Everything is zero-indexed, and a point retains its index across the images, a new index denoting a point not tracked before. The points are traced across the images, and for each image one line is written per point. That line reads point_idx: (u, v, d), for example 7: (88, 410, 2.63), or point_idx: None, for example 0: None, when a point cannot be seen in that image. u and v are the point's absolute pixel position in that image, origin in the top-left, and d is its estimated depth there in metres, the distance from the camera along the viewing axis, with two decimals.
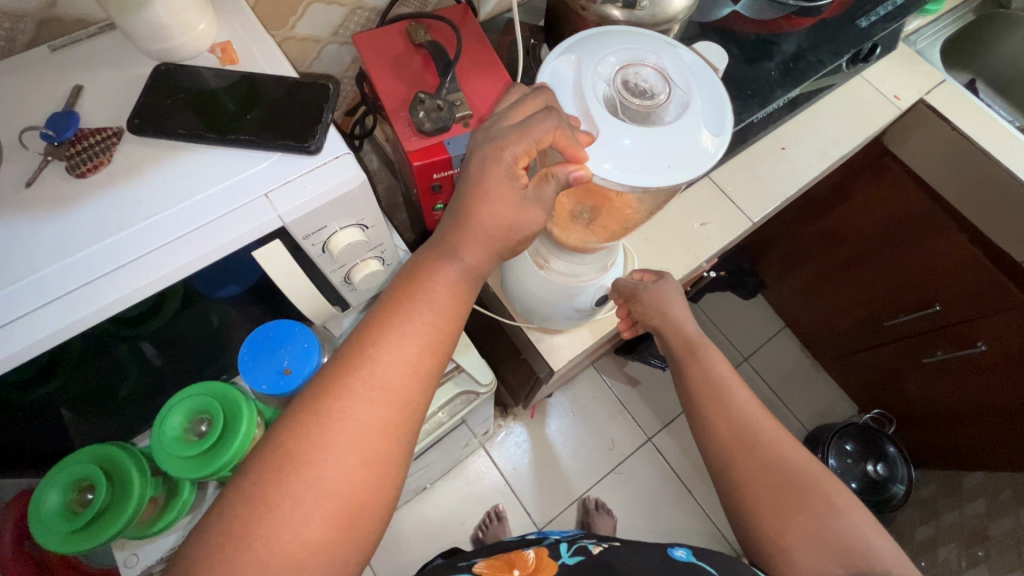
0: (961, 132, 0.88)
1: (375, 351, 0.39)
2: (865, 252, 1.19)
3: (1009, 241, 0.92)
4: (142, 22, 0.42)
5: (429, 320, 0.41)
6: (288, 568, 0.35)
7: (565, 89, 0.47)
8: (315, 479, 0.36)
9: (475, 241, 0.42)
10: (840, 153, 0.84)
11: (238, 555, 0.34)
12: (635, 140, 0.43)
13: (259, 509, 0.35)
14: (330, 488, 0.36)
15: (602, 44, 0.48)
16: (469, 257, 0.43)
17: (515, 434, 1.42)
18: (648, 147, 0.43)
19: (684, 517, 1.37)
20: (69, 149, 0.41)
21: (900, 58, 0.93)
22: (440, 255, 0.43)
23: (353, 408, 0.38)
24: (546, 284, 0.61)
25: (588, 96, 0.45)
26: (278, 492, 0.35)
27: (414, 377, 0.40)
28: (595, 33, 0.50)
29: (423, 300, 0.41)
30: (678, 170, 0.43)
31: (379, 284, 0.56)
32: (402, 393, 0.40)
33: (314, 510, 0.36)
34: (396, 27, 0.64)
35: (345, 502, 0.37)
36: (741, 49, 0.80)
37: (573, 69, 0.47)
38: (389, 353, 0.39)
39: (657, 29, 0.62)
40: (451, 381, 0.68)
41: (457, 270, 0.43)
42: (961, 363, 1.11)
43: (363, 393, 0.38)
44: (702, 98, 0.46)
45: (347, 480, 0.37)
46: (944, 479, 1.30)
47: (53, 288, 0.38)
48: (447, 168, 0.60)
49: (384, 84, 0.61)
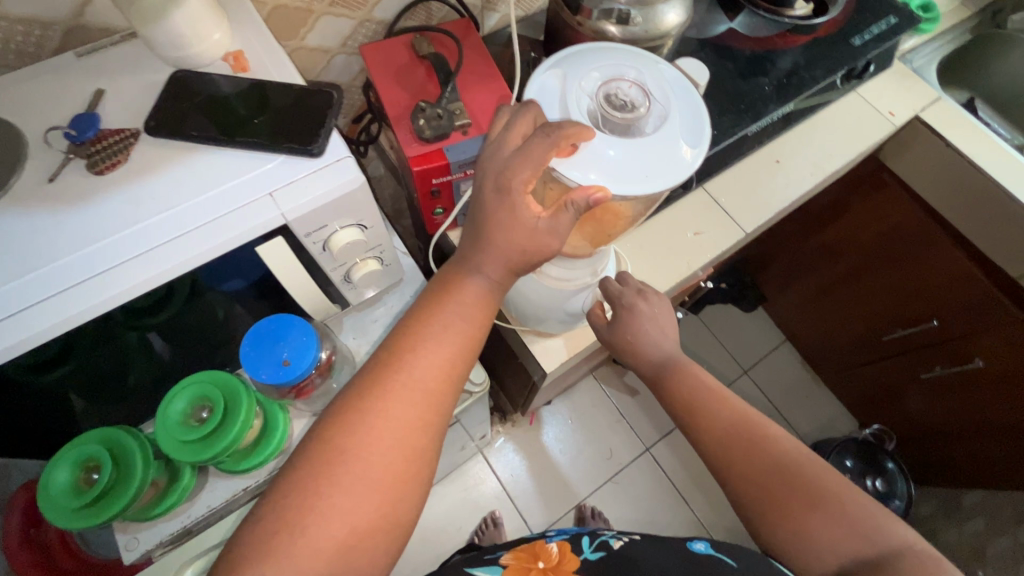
0: (955, 149, 0.89)
1: (409, 359, 0.42)
2: (864, 265, 1.20)
3: (1004, 258, 0.92)
4: (162, 31, 0.46)
5: (458, 330, 0.44)
6: (333, 558, 0.37)
7: (551, 101, 0.49)
8: (357, 475, 0.38)
9: (499, 258, 0.44)
10: (834, 167, 0.86)
11: (283, 549, 0.36)
12: (617, 151, 0.46)
13: (305, 500, 0.37)
14: (370, 486, 0.38)
15: (586, 59, 0.51)
16: (492, 271, 0.45)
17: (513, 440, 1.43)
18: (630, 157, 0.46)
19: (682, 529, 1.37)
20: (90, 147, 0.44)
21: (896, 75, 0.95)
22: (465, 269, 0.45)
23: (392, 411, 0.40)
24: (539, 287, 0.63)
25: (572, 109, 0.47)
26: (320, 486, 0.37)
27: (445, 383, 0.42)
28: (580, 50, 0.52)
29: (452, 308, 0.44)
30: (658, 179, 0.45)
31: (378, 284, 0.59)
32: (435, 397, 0.42)
33: (356, 505, 0.38)
34: (401, 39, 0.67)
35: (386, 499, 0.39)
36: (735, 65, 0.82)
37: (559, 83, 0.50)
38: (422, 358, 0.42)
39: (651, 44, 0.65)
40: None
41: (482, 283, 0.45)
42: (960, 379, 1.11)
43: (399, 397, 0.40)
44: (680, 110, 0.49)
45: (384, 476, 0.39)
46: (944, 497, 1.29)
47: (70, 276, 0.41)
48: (446, 173, 0.62)
49: (388, 93, 0.63)
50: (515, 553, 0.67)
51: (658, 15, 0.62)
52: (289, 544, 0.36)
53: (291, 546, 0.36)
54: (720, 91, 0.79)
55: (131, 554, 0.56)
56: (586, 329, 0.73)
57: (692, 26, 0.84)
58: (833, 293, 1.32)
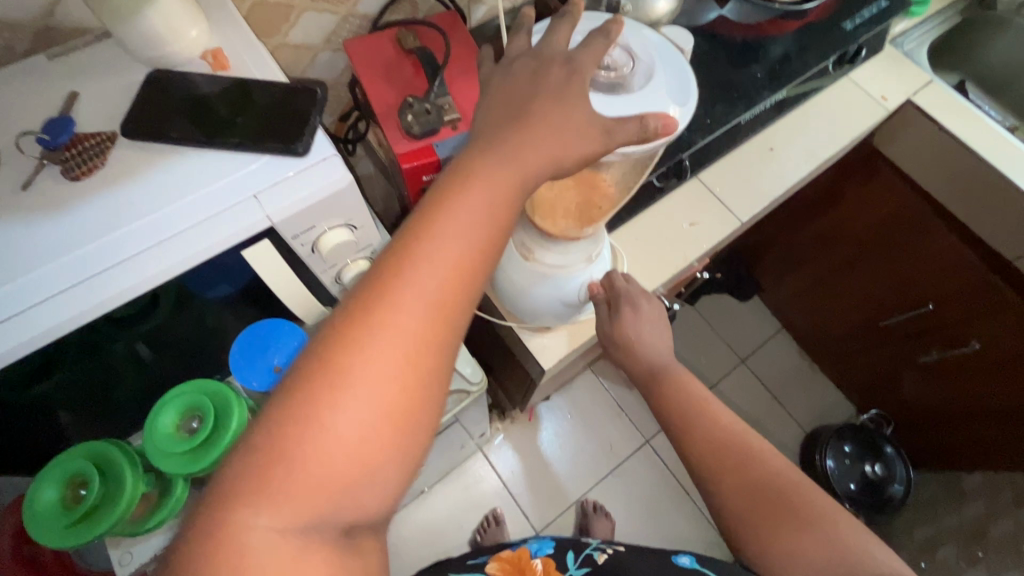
0: (948, 132, 0.89)
1: (425, 246, 0.33)
2: (858, 251, 1.20)
3: (999, 240, 0.92)
4: (136, 30, 0.44)
5: (463, 243, 0.34)
6: (337, 479, 0.30)
7: None
8: (364, 384, 0.31)
9: (527, 138, 0.37)
10: (828, 154, 0.85)
11: (276, 470, 0.29)
12: None
13: (302, 416, 0.30)
14: (382, 398, 0.31)
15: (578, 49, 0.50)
16: (524, 151, 0.36)
17: (512, 438, 1.42)
18: None
19: (683, 520, 1.37)
20: (65, 153, 0.43)
21: (887, 60, 0.94)
22: (493, 145, 0.36)
23: (406, 307, 0.32)
24: (532, 274, 0.62)
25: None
26: (299, 434, 0.30)
27: (469, 276, 0.34)
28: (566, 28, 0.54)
29: (455, 218, 0.34)
30: None
31: None
32: (458, 294, 0.34)
33: (363, 420, 0.31)
34: (386, 34, 0.66)
35: (384, 451, 0.31)
36: (726, 52, 0.81)
37: None
38: (443, 243, 0.33)
39: (642, 33, 0.64)
40: None
41: (513, 161, 0.36)
42: (956, 362, 1.11)
43: (392, 329, 0.32)
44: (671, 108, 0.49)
45: (399, 386, 0.31)
46: (942, 479, 1.30)
47: (47, 288, 0.39)
48: (436, 171, 0.60)
49: (374, 89, 0.62)
50: (496, 564, 0.68)
51: (648, 3, 0.61)
52: (284, 465, 0.29)
53: (271, 506, 0.29)
54: (712, 79, 0.78)
55: (124, 570, 0.56)
56: (583, 324, 0.72)
57: (682, 14, 0.83)
58: (829, 279, 1.31)
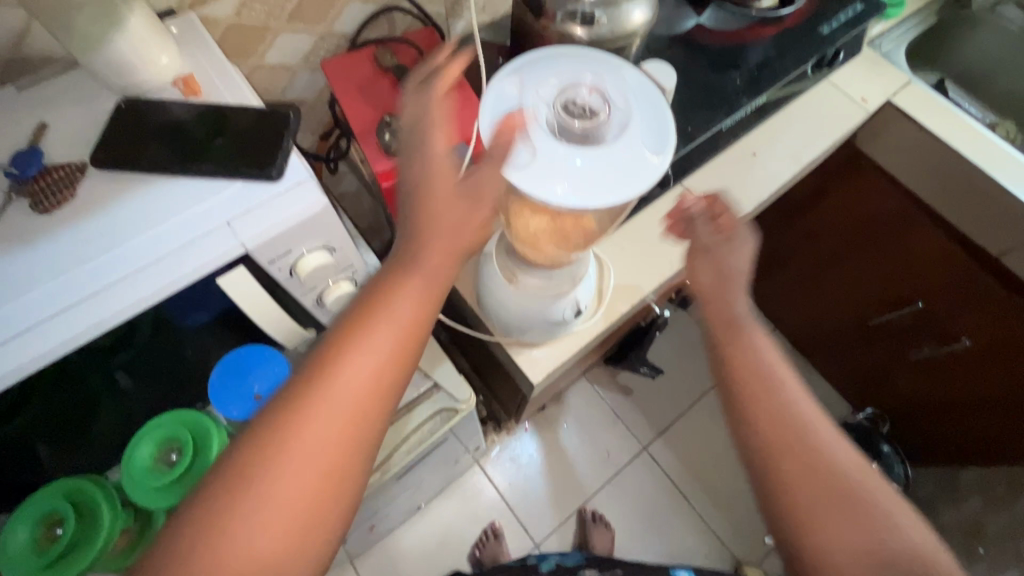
0: (929, 131, 0.90)
1: (333, 364, 0.37)
2: (846, 252, 1.20)
3: (984, 236, 0.93)
4: (105, 59, 0.44)
5: (368, 360, 0.38)
6: None
7: (509, 111, 0.47)
8: (268, 496, 0.34)
9: (436, 257, 0.40)
10: (811, 157, 0.86)
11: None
12: (584, 161, 0.45)
13: (210, 528, 0.33)
14: (284, 509, 0.34)
15: (544, 66, 0.49)
16: (429, 269, 0.40)
17: (509, 450, 1.41)
18: (596, 167, 0.45)
19: (683, 526, 1.36)
20: (33, 186, 0.42)
21: (866, 61, 0.95)
22: (404, 265, 0.40)
23: (312, 421, 0.36)
24: (517, 297, 0.62)
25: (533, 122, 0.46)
26: (208, 549, 0.33)
27: (374, 389, 0.38)
28: (536, 58, 0.50)
29: (384, 312, 0.39)
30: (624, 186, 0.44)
31: None
32: (363, 407, 0.37)
33: (266, 531, 0.34)
34: (364, 52, 0.66)
35: (288, 562, 0.34)
36: (706, 60, 0.81)
37: (517, 92, 0.48)
38: (349, 361, 0.37)
39: (619, 44, 0.64)
40: (428, 399, 0.70)
41: (419, 279, 0.40)
42: (948, 358, 1.12)
43: (321, 412, 0.36)
44: (643, 117, 0.48)
45: (300, 498, 0.35)
46: (939, 476, 1.30)
47: (16, 323, 0.38)
48: None
49: (352, 107, 0.62)
50: None
51: (623, 14, 0.61)
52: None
53: None
54: (692, 87, 0.79)
55: None
56: (572, 336, 0.71)
57: (660, 23, 0.83)
58: (818, 279, 1.32)
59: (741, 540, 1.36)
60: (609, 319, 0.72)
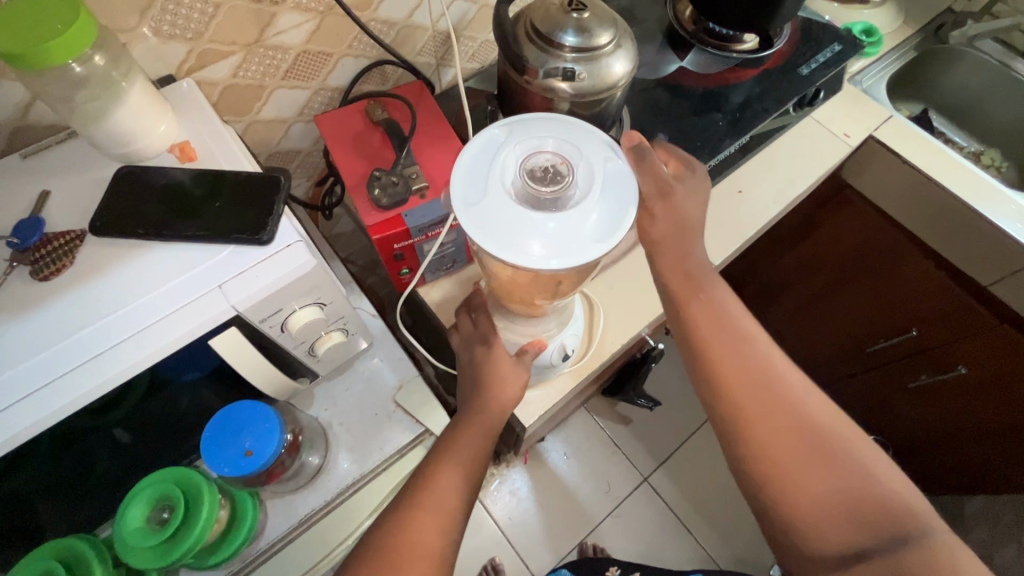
0: (912, 165, 0.91)
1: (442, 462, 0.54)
2: (839, 280, 1.21)
3: (973, 266, 0.93)
4: (105, 131, 0.46)
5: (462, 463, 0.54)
6: None
7: (476, 179, 0.48)
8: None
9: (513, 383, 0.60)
10: (795, 193, 0.87)
11: None
12: (557, 223, 0.45)
13: None
14: None
15: (508, 132, 0.50)
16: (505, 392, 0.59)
17: (508, 482, 1.40)
18: (568, 229, 0.46)
19: (686, 560, 1.34)
20: (34, 254, 0.44)
21: (847, 97, 0.97)
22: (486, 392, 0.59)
23: (421, 516, 0.49)
24: (506, 341, 0.63)
25: (497, 189, 0.47)
26: None
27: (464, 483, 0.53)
28: (509, 122, 0.51)
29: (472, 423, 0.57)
30: (598, 246, 0.45)
31: (344, 354, 0.59)
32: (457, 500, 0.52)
33: None
34: (356, 106, 0.69)
35: None
36: (688, 102, 0.84)
37: (484, 161, 0.49)
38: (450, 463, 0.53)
39: (601, 96, 0.66)
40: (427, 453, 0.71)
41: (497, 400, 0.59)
42: (946, 386, 1.11)
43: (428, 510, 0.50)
44: (606, 175, 0.49)
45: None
46: (945, 504, 1.28)
47: (14, 391, 0.40)
48: (407, 238, 0.61)
49: (344, 161, 0.64)
50: None
51: (603, 68, 0.64)
52: None
53: None
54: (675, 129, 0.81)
55: None
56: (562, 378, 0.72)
57: (643, 67, 0.86)
58: (813, 307, 1.32)
59: (745, 572, 1.34)
60: (599, 359, 0.73)
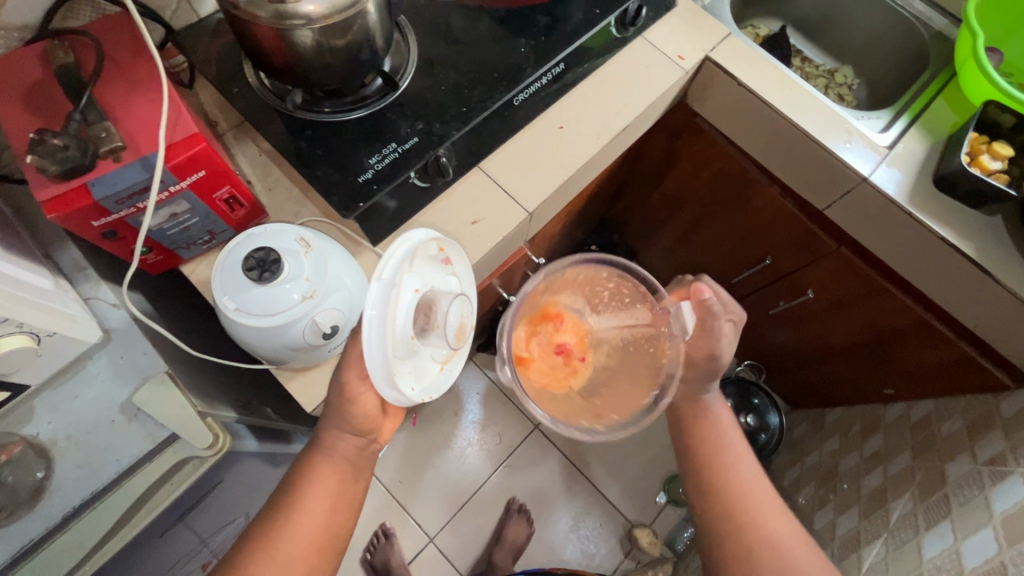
0: (747, 87, 0.86)
1: (314, 484, 0.61)
2: (701, 215, 1.19)
3: (810, 191, 0.91)
4: None
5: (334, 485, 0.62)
6: None
7: (436, 380, 0.61)
8: None
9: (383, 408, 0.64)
10: (621, 126, 0.78)
11: None
12: (431, 382, 0.60)
13: None
14: None
15: (424, 271, 0.58)
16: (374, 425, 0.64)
17: (398, 446, 1.40)
18: (422, 354, 0.59)
19: (577, 499, 1.40)
20: None
21: (683, 17, 0.88)
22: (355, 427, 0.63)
23: (293, 536, 0.58)
24: (247, 329, 0.52)
25: (439, 356, 0.61)
26: None
27: (336, 497, 0.62)
28: (459, 250, 0.64)
29: (341, 452, 0.63)
30: (428, 384, 0.59)
31: (46, 352, 0.52)
32: (333, 514, 0.61)
33: None
34: (34, 49, 0.54)
35: None
36: (489, 29, 0.75)
37: (452, 303, 0.61)
38: (324, 482, 0.62)
39: (348, 16, 0.54)
40: (171, 449, 0.55)
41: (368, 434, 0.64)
42: (801, 310, 1.14)
43: (300, 528, 0.59)
44: (400, 306, 0.54)
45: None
46: (811, 418, 1.37)
47: None
48: (102, 212, 0.51)
49: (10, 122, 0.50)
50: None
51: None
52: None
53: None
54: (469, 60, 0.72)
55: None
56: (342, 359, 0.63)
57: None
58: (687, 242, 1.30)
59: (632, 504, 1.40)
60: None
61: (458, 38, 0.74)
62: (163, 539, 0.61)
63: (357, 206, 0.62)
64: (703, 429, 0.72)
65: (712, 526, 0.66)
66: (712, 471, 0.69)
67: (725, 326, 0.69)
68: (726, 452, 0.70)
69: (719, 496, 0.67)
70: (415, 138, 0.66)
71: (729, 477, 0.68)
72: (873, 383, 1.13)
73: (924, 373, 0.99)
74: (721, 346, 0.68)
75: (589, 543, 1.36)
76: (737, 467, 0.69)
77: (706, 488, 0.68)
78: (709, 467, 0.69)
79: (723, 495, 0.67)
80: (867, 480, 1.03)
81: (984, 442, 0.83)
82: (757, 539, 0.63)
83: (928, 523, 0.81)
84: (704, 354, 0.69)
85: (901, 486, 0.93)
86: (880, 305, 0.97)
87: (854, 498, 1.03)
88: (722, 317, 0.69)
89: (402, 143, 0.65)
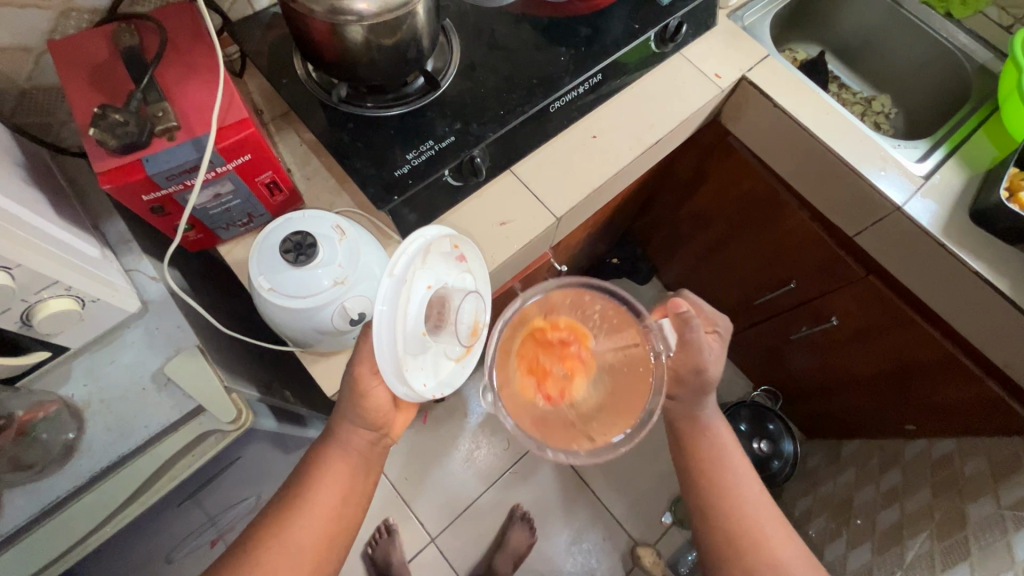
0: (782, 108, 0.86)
1: (330, 469, 0.63)
2: (727, 234, 1.19)
3: (839, 215, 0.91)
4: None
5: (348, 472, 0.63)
6: None
7: (448, 376, 0.61)
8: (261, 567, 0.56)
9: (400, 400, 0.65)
10: (654, 139, 0.78)
11: None
12: (443, 377, 0.61)
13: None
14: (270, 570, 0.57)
15: (436, 269, 0.59)
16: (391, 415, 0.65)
17: (409, 444, 1.40)
18: (434, 349, 0.60)
19: (582, 511, 1.39)
20: None
21: (723, 35, 0.89)
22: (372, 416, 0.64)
23: (305, 518, 0.60)
24: (279, 309, 0.54)
25: (451, 352, 0.62)
26: None
27: (349, 484, 0.63)
28: (473, 248, 0.65)
29: (357, 440, 0.64)
30: (440, 379, 0.60)
31: (88, 318, 0.54)
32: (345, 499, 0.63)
33: None
34: (102, 30, 0.57)
35: None
36: (531, 36, 0.76)
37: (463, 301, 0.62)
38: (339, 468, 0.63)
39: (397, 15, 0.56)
40: (196, 421, 0.57)
41: (384, 425, 0.65)
42: (823, 336, 1.12)
43: (313, 511, 0.60)
44: (410, 303, 0.55)
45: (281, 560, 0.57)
46: (827, 449, 1.34)
47: None
48: (154, 187, 0.53)
49: (76, 97, 0.53)
50: None
51: None
52: None
53: None
54: (510, 65, 0.73)
55: None
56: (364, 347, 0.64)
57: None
58: (711, 261, 1.30)
59: (638, 521, 1.38)
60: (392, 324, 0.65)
61: (501, 44, 0.75)
62: (179, 510, 0.63)
63: (392, 198, 0.64)
64: (708, 453, 0.71)
65: (720, 549, 0.66)
66: (721, 491, 0.68)
67: (710, 341, 0.69)
68: (729, 474, 0.69)
69: (723, 514, 0.67)
70: (452, 137, 0.67)
71: (734, 495, 0.68)
72: (893, 417, 1.10)
73: (949, 411, 0.96)
74: (706, 361, 0.68)
75: (591, 557, 1.35)
76: (737, 487, 0.68)
77: (717, 510, 0.68)
78: (712, 491, 0.69)
79: (726, 512, 0.67)
80: (884, 516, 1.00)
81: (1009, 484, 0.80)
82: (763, 562, 0.63)
83: (946, 565, 0.79)
84: (689, 368, 0.69)
85: (919, 525, 0.90)
86: (906, 337, 0.95)
87: (869, 534, 1.00)
88: (704, 331, 0.69)
89: (439, 141, 0.67)
